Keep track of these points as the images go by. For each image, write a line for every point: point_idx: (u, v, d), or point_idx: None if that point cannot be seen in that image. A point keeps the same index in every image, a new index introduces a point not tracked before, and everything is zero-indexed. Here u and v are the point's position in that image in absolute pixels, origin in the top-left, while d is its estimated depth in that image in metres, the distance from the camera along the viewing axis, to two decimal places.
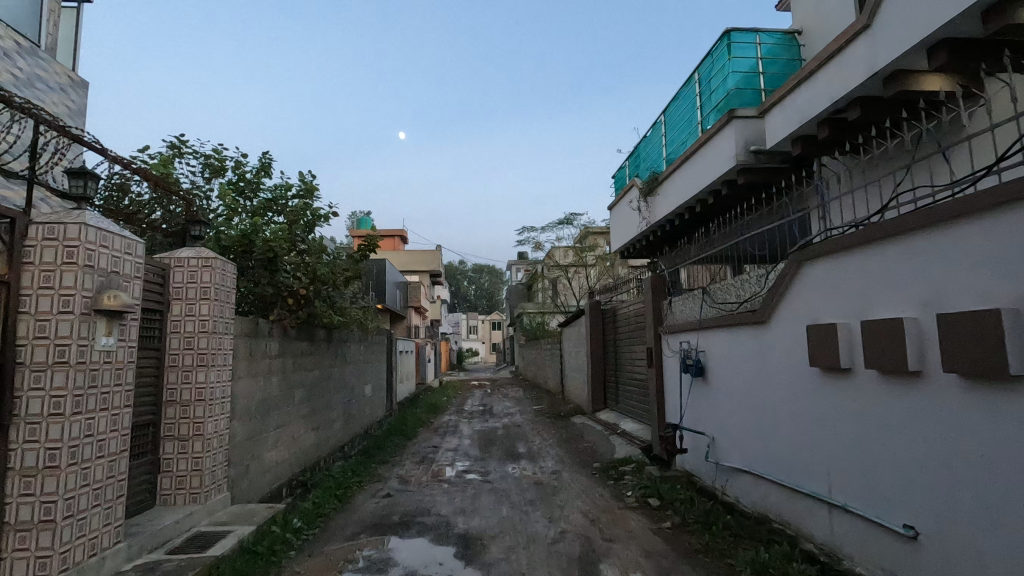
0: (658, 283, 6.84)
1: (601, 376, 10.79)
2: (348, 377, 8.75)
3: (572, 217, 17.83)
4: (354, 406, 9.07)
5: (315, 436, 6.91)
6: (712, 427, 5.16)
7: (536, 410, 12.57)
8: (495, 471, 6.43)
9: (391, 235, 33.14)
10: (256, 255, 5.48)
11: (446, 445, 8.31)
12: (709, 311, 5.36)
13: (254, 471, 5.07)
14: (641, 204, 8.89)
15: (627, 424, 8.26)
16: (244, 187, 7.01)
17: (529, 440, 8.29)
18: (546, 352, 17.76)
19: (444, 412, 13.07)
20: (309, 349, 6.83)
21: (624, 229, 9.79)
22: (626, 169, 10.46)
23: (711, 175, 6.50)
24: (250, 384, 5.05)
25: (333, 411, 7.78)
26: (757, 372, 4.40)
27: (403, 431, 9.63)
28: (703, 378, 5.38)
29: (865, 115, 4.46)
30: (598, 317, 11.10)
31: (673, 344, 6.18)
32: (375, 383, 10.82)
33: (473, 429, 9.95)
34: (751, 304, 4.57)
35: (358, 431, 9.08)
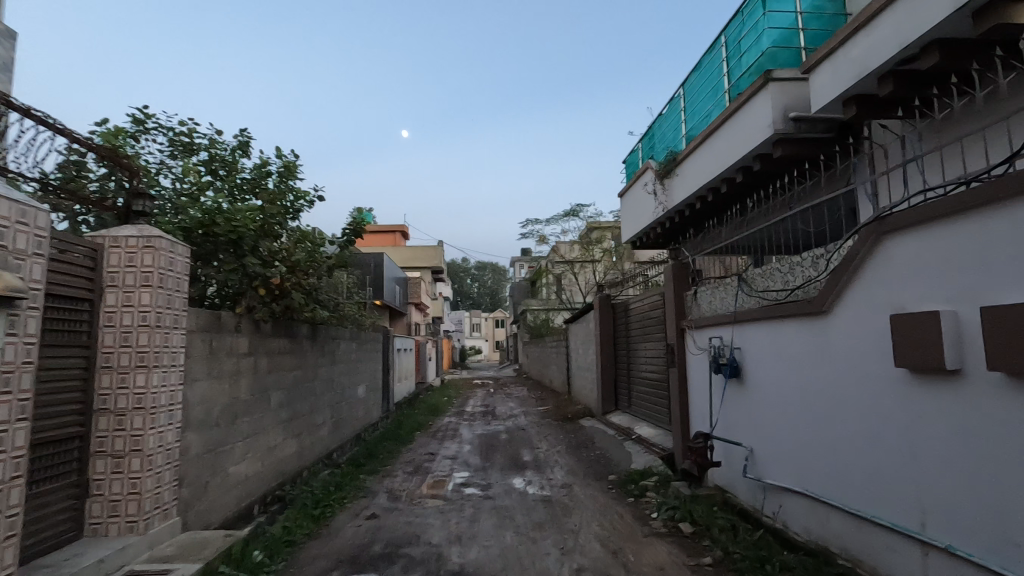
0: (680, 271, 6.08)
1: (612, 376, 10.02)
2: (337, 378, 8.01)
3: (578, 209, 17.02)
4: (344, 409, 8.32)
5: (296, 444, 6.18)
6: (749, 438, 4.43)
7: (542, 412, 11.82)
8: (497, 484, 5.69)
9: (392, 230, 32.37)
10: (220, 238, 4.75)
11: (444, 453, 7.57)
12: (745, 301, 4.61)
13: (216, 490, 4.35)
14: (657, 187, 8.12)
15: (642, 429, 7.51)
16: (216, 166, 6.27)
17: (535, 446, 7.54)
18: (551, 350, 17.00)
19: (444, 414, 12.33)
20: (289, 347, 6.09)
21: (637, 217, 9.04)
22: (639, 152, 9.69)
23: (741, 149, 5.75)
24: (210, 387, 4.32)
25: (318, 415, 7.04)
26: (810, 375, 3.67)
27: (398, 436, 8.89)
28: (739, 380, 4.63)
29: (943, 63, 3.69)
30: (609, 312, 10.32)
31: (699, 341, 5.43)
32: (369, 384, 10.08)
33: (474, 434, 9.20)
34: (803, 292, 3.82)
35: (349, 436, 8.36)
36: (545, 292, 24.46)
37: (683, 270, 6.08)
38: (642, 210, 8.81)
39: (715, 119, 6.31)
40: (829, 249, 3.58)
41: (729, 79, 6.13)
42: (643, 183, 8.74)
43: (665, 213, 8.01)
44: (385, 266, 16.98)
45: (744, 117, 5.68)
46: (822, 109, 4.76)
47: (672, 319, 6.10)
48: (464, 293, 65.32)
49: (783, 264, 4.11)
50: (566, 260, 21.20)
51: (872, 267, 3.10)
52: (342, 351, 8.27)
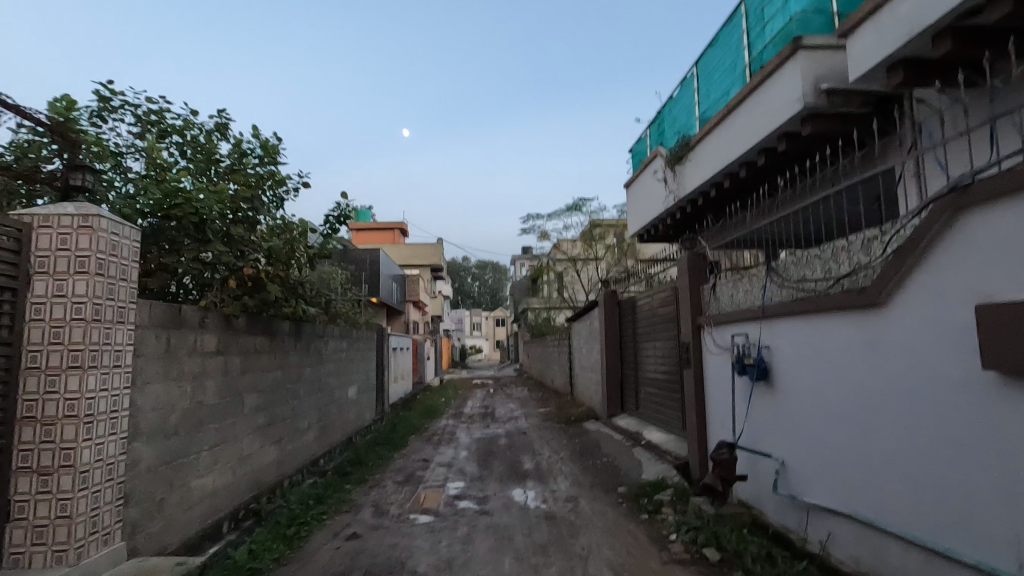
0: (696, 263, 5.55)
1: (618, 376, 9.46)
2: (324, 379, 7.48)
3: (581, 203, 16.46)
4: (333, 412, 7.80)
5: (275, 451, 5.66)
6: (780, 448, 3.92)
7: (543, 414, 11.29)
8: (495, 496, 5.16)
9: (390, 228, 31.80)
10: (180, 222, 4.22)
11: (439, 459, 7.04)
12: (774, 294, 4.10)
13: (174, 508, 3.83)
14: (668, 175, 7.59)
15: (653, 434, 6.96)
16: (189, 147, 5.77)
17: (536, 453, 7.00)
18: (553, 349, 16.44)
19: (441, 416, 11.79)
20: (268, 345, 5.56)
21: (647, 208, 8.54)
22: (647, 139, 9.16)
23: (765, 127, 5.23)
24: (167, 391, 3.80)
25: (302, 419, 6.51)
26: (860, 378, 3.15)
27: (391, 441, 8.36)
28: (767, 383, 4.12)
29: (1016, 14, 3.15)
30: (615, 309, 9.78)
31: (719, 340, 4.92)
32: (362, 384, 9.55)
33: (471, 438, 8.66)
34: (848, 282, 3.30)
35: (338, 440, 7.83)
36: (546, 290, 23.89)
37: (701, 263, 5.54)
38: (651, 200, 8.31)
39: (733, 97, 5.79)
40: (884, 230, 3.06)
41: (750, 53, 5.62)
42: (652, 172, 8.22)
43: (677, 203, 7.49)
44: (381, 262, 16.43)
45: (768, 93, 5.17)
46: (860, 78, 4.23)
47: (687, 316, 5.59)
48: (465, 291, 64.77)
49: (822, 250, 3.59)
50: (569, 257, 20.64)
51: (945, 248, 2.58)
52: (330, 350, 7.74)
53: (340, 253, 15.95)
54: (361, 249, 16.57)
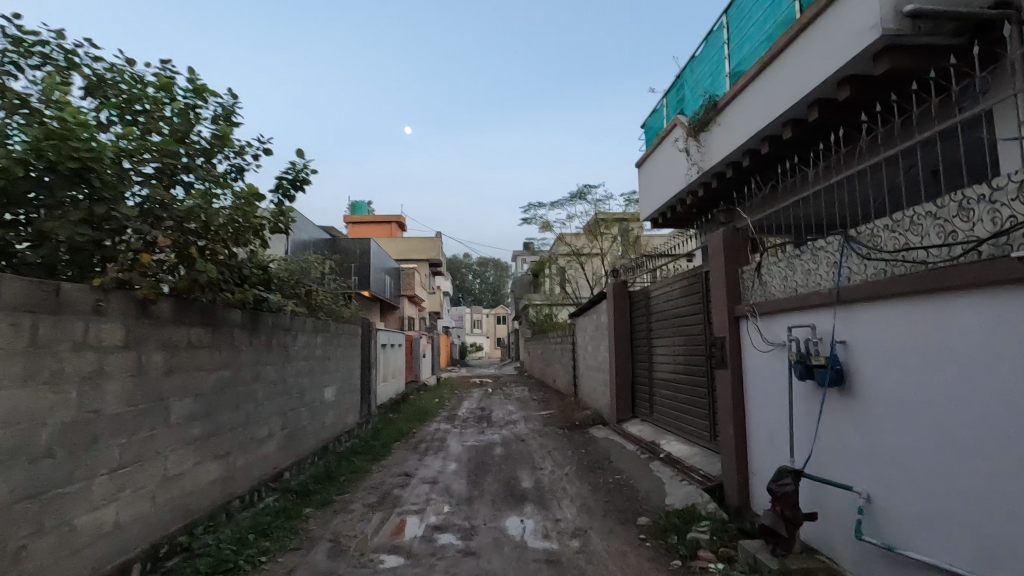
0: (734, 239, 4.53)
1: (629, 376, 8.41)
2: (291, 381, 6.45)
3: (586, 191, 15.31)
4: (303, 417, 6.77)
5: (218, 469, 4.64)
6: (868, 481, 2.91)
7: (544, 418, 10.26)
8: (485, 528, 4.16)
9: (387, 221, 30.65)
10: (56, 171, 3.14)
11: (422, 474, 6.03)
12: (856, 269, 3.07)
13: (43, 559, 2.82)
14: (691, 143, 6.55)
15: (673, 446, 5.93)
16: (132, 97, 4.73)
17: (537, 467, 5.96)
18: (556, 347, 15.39)
19: (432, 419, 10.76)
20: (209, 339, 4.55)
21: (664, 185, 7.54)
22: (663, 109, 8.12)
23: (824, 69, 4.24)
24: (32, 399, 2.79)
25: (259, 427, 5.51)
26: (1011, 384, 2.16)
27: (370, 450, 7.33)
28: (846, 389, 3.10)
29: None
30: (625, 301, 8.69)
31: (768, 332, 3.89)
32: (342, 385, 8.52)
33: (463, 446, 7.64)
34: (989, 247, 2.29)
35: (309, 450, 6.81)
36: (548, 285, 22.80)
37: (739, 241, 4.50)
38: (670, 174, 7.30)
39: (779, 38, 4.80)
40: None
41: None
42: (671, 143, 7.21)
43: (702, 176, 6.48)
44: (372, 253, 15.36)
45: (828, 26, 4.16)
46: None
47: (721, 305, 4.57)
48: (465, 288, 63.67)
49: (938, 205, 2.58)
50: (572, 250, 19.56)
51: None
52: (300, 346, 6.71)
53: (328, 243, 14.87)
54: (351, 239, 15.49)
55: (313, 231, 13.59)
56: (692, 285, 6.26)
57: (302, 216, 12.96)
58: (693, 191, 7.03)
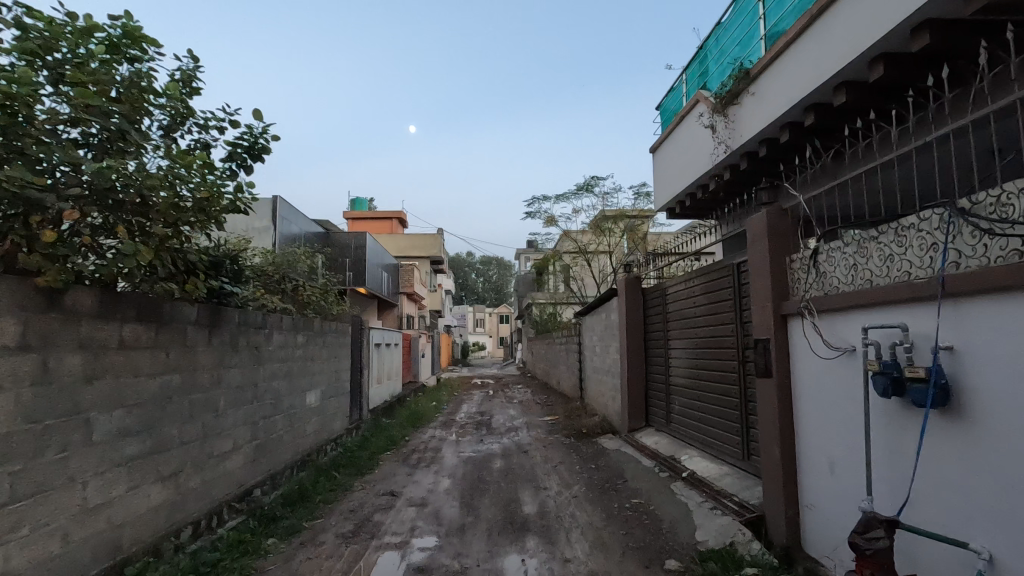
0: (780, 222, 3.75)
1: (641, 381, 7.62)
2: (263, 385, 5.70)
3: (593, 183, 14.46)
4: (279, 427, 6.04)
5: (163, 493, 3.91)
6: (988, 539, 2.14)
7: (548, 424, 9.50)
8: (479, 571, 3.42)
9: (388, 217, 29.87)
10: None
11: (410, 493, 5.29)
12: (971, 252, 2.29)
13: None
14: (718, 118, 5.79)
15: (698, 464, 5.16)
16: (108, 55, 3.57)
17: (541, 487, 5.20)
18: (561, 348, 14.61)
19: (427, 425, 10.01)
20: (152, 340, 3.82)
21: (686, 168, 6.80)
22: (682, 85, 7.35)
23: (894, 14, 3.49)
24: None
25: (221, 440, 4.77)
26: None
27: (355, 462, 6.57)
28: (952, 413, 2.33)
29: None
30: (638, 299, 7.89)
31: (831, 334, 3.13)
32: (326, 388, 7.78)
33: (458, 458, 6.89)
34: None
35: (285, 463, 6.08)
36: (552, 283, 21.98)
37: (786, 225, 3.74)
38: (692, 155, 6.56)
39: None
40: None
41: None
42: (694, 120, 6.45)
43: (730, 156, 5.73)
44: (367, 248, 14.59)
45: None
46: None
47: (763, 302, 3.81)
48: (468, 287, 62.90)
49: None
50: (578, 247, 18.73)
51: None
52: (273, 346, 5.95)
53: (321, 237, 14.11)
54: (346, 233, 14.74)
55: (305, 224, 12.83)
56: (717, 280, 5.49)
57: (292, 207, 12.19)
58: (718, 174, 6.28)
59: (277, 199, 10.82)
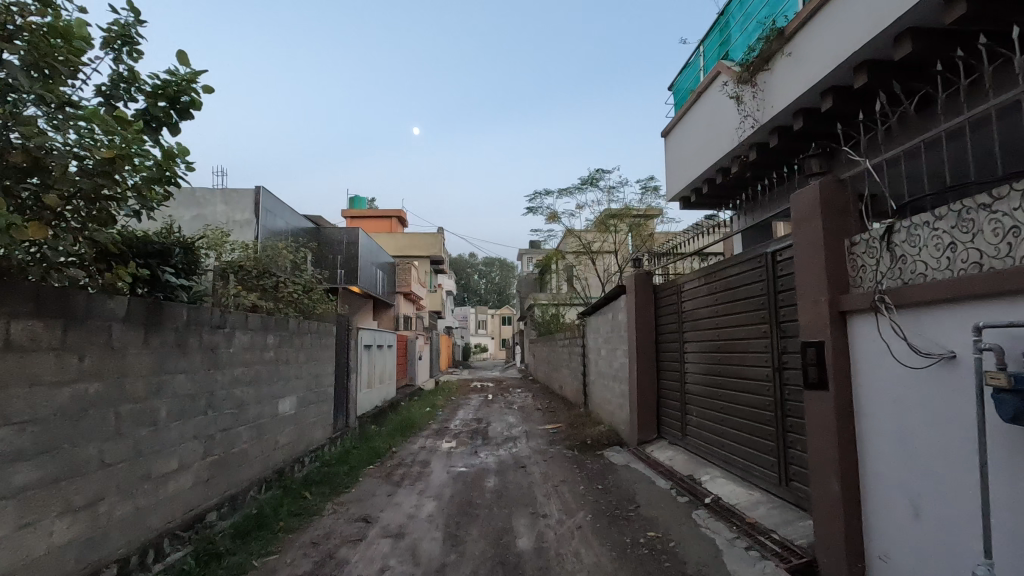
0: (836, 196, 3.00)
1: (653, 388, 6.86)
2: (222, 393, 4.97)
3: (597, 177, 13.71)
4: (242, 441, 5.31)
5: (73, 528, 3.17)
6: None
7: (548, 434, 8.76)
8: None
9: (387, 215, 29.14)
10: None
11: (387, 519, 4.55)
12: None
13: None
14: (745, 88, 5.06)
15: (723, 489, 4.42)
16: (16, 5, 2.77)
17: (539, 514, 4.46)
18: (563, 350, 13.87)
19: (418, 434, 9.27)
20: (56, 341, 3.09)
21: (707, 149, 6.08)
22: (698, 59, 6.60)
23: None
24: None
25: (161, 459, 4.05)
26: None
27: (331, 479, 5.84)
28: None
29: None
30: (649, 298, 7.12)
31: (920, 337, 2.39)
32: (304, 395, 7.05)
33: (448, 474, 6.16)
34: None
35: (249, 481, 5.35)
36: (555, 283, 21.24)
37: (843, 200, 3.00)
38: (714, 133, 5.84)
39: None
40: None
41: None
42: (716, 93, 5.72)
43: (759, 131, 5.00)
44: (359, 245, 13.87)
45: None
46: None
47: (812, 296, 3.08)
48: (470, 288, 62.16)
49: None
50: (582, 245, 17.98)
51: None
52: (235, 348, 5.22)
53: (311, 233, 13.40)
54: (338, 229, 14.04)
55: (292, 219, 12.13)
56: (742, 273, 4.74)
57: (278, 200, 11.48)
58: (744, 153, 5.54)
59: (259, 190, 10.12)
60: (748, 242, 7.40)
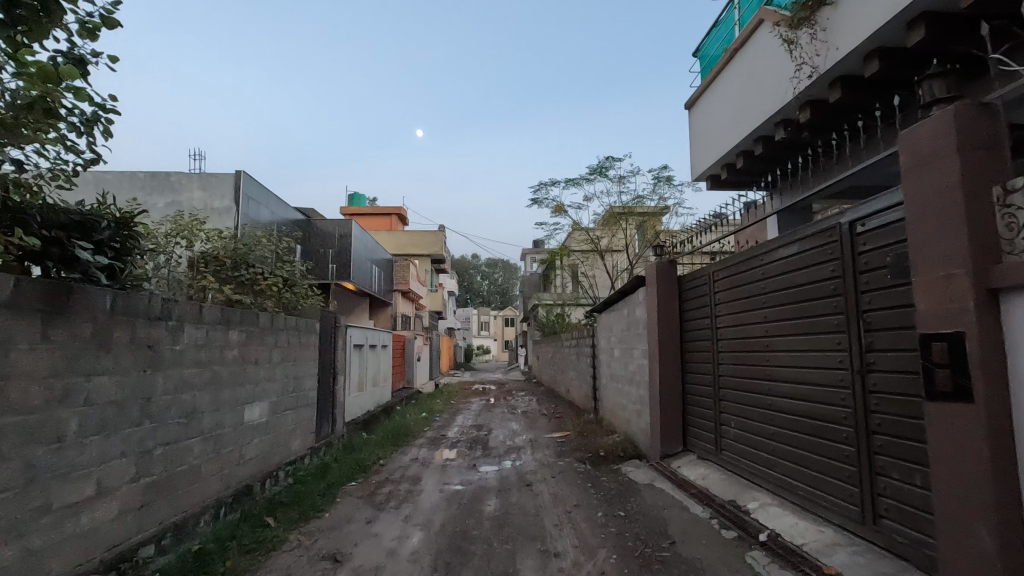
0: (978, 124, 2.12)
1: (678, 392, 5.96)
2: (165, 399, 4.10)
3: (607, 166, 12.80)
4: (193, 456, 4.44)
5: None
6: None
7: (556, 443, 7.88)
8: None
9: (387, 213, 28.26)
10: None
11: (361, 558, 3.67)
12: None
13: None
14: (803, 30, 4.13)
15: (782, 522, 3.53)
16: None
17: (550, 553, 3.57)
18: (570, 352, 12.98)
19: (412, 442, 8.39)
20: None
21: (745, 113, 5.25)
22: (733, 12, 5.69)
23: None
24: None
25: (69, 486, 3.17)
26: None
27: (302, 501, 4.96)
28: None
29: None
30: (673, 289, 6.20)
31: None
32: (278, 399, 6.18)
33: (441, 494, 5.28)
34: None
35: (201, 504, 4.47)
36: (560, 281, 20.32)
37: (990, 130, 2.12)
38: (756, 92, 5.00)
39: None
40: None
41: None
42: (760, 46, 4.83)
43: (818, 82, 4.11)
44: (353, 238, 13.00)
45: None
46: None
47: (940, 270, 2.19)
48: (472, 289, 61.29)
49: None
50: (589, 241, 17.09)
51: None
52: (183, 346, 4.34)
53: (301, 225, 12.54)
54: (331, 221, 13.20)
55: (279, 209, 11.28)
56: (797, 256, 3.83)
57: (264, 188, 10.62)
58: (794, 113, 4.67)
59: (240, 174, 9.29)
60: (784, 228, 6.51)
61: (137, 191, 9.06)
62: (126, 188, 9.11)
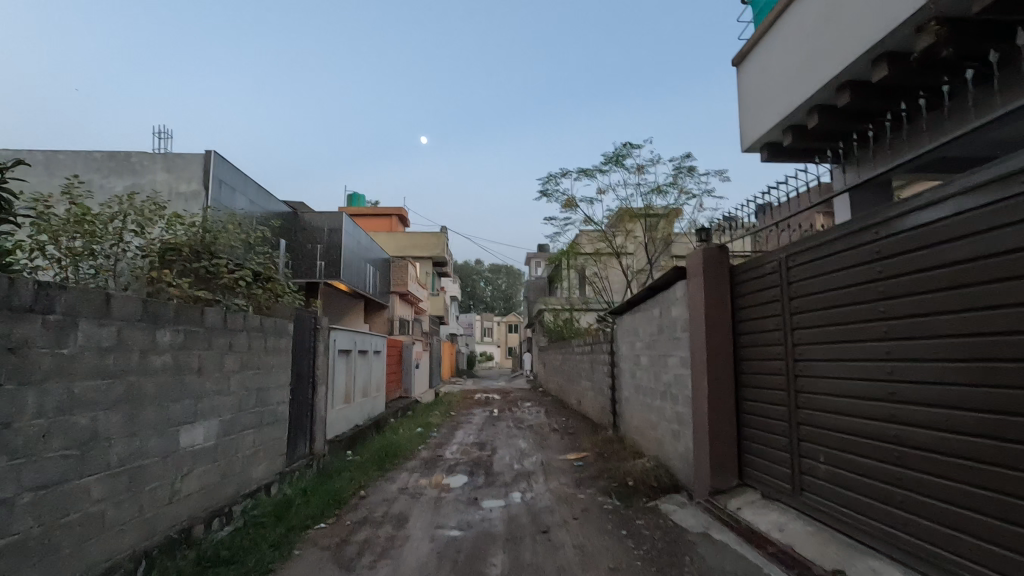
0: None
1: (732, 409, 4.77)
2: (39, 426, 2.90)
3: (624, 154, 11.62)
4: (90, 501, 3.24)
5: None
6: None
7: (573, 468, 6.65)
8: None
9: (387, 213, 27.14)
10: None
11: None
12: None
13: None
14: None
15: None
16: None
17: None
18: (582, 359, 11.74)
19: (403, 464, 7.18)
20: None
21: (834, 45, 4.08)
22: None
23: None
24: None
25: None
26: None
27: (247, 555, 3.75)
28: None
29: None
30: (723, 281, 5.00)
31: None
32: (232, 417, 4.99)
33: (431, 544, 4.06)
34: None
35: (103, 567, 3.27)
36: (568, 283, 19.09)
37: None
38: (856, 11, 3.85)
39: None
40: None
41: None
42: None
43: None
44: (343, 232, 11.83)
45: None
46: None
47: None
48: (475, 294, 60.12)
49: None
50: (601, 239, 15.88)
51: None
52: (74, 350, 3.15)
53: (287, 219, 11.39)
54: (320, 215, 12.06)
55: (261, 199, 10.13)
56: (952, 223, 2.67)
57: (242, 174, 9.45)
58: (916, 33, 3.51)
59: (209, 155, 8.15)
60: (857, 208, 5.31)
61: (93, 175, 7.94)
62: (80, 171, 7.97)
